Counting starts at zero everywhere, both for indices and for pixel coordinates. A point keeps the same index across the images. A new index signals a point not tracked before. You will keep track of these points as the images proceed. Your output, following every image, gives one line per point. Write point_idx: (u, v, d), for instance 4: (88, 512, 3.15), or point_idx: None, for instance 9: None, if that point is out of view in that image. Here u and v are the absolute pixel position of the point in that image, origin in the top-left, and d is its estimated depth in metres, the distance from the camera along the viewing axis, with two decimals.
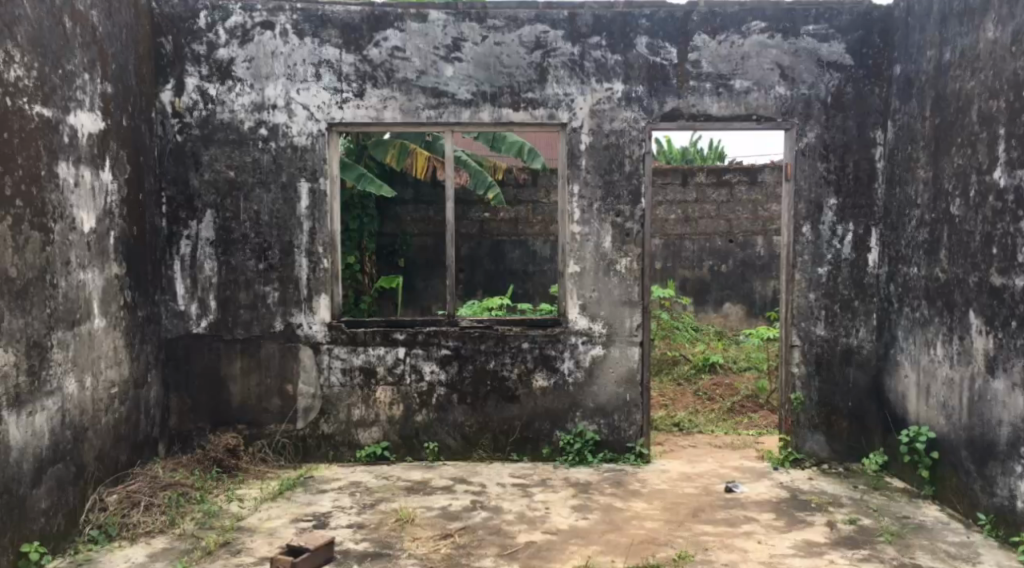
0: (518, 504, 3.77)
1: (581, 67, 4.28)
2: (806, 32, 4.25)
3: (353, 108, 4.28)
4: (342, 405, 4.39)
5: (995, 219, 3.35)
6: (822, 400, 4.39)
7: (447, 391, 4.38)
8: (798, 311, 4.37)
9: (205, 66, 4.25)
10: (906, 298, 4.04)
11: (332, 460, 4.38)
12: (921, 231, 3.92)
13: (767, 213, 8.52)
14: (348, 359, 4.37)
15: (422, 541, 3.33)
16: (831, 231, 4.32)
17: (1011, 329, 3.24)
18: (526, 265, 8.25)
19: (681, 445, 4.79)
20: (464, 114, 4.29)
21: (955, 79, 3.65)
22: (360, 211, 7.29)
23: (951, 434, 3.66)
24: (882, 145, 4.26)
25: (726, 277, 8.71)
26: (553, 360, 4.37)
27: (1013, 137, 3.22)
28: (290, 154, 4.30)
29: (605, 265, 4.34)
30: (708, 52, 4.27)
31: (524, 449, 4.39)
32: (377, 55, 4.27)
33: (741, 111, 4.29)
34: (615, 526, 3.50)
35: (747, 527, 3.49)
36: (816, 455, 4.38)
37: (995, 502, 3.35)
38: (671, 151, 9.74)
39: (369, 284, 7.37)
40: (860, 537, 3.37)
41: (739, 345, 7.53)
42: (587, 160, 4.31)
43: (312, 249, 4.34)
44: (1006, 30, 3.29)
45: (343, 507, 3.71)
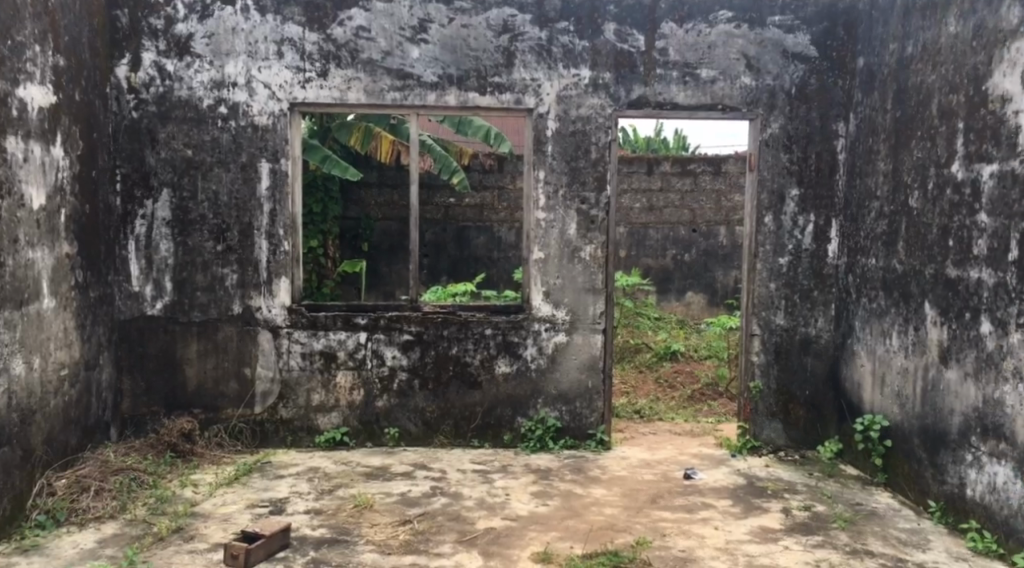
0: (478, 490, 3.76)
1: (549, 52, 4.24)
2: (772, 22, 4.26)
3: (316, 88, 4.20)
4: (301, 390, 4.33)
5: (952, 212, 3.43)
6: (780, 387, 4.43)
7: (408, 377, 4.34)
8: (758, 300, 4.40)
9: (163, 41, 4.13)
10: (863, 288, 4.11)
11: (291, 445, 4.32)
12: (880, 223, 3.97)
13: (731, 203, 8.55)
14: (309, 344, 4.30)
15: (380, 527, 3.30)
16: (792, 222, 4.35)
17: (966, 321, 3.34)
18: (491, 252, 8.21)
19: (642, 431, 4.82)
20: (430, 96, 4.23)
21: (916, 73, 3.70)
22: (323, 194, 7.10)
23: (904, 423, 3.75)
24: (844, 137, 4.30)
25: (689, 266, 8.77)
26: (516, 346, 4.35)
27: (972, 132, 3.31)
28: (250, 133, 4.21)
29: (570, 252, 4.33)
30: (675, 40, 4.26)
31: (485, 435, 4.37)
32: (341, 34, 4.19)
33: (706, 100, 4.29)
34: (576, 513, 3.51)
35: (705, 513, 3.53)
36: (773, 443, 4.43)
37: (945, 490, 3.44)
38: (638, 141, 9.74)
39: (332, 267, 7.18)
40: (814, 523, 3.43)
41: (700, 333, 7.59)
42: (553, 146, 4.28)
43: (272, 231, 4.25)
44: (968, 24, 3.37)
45: (301, 493, 3.67)
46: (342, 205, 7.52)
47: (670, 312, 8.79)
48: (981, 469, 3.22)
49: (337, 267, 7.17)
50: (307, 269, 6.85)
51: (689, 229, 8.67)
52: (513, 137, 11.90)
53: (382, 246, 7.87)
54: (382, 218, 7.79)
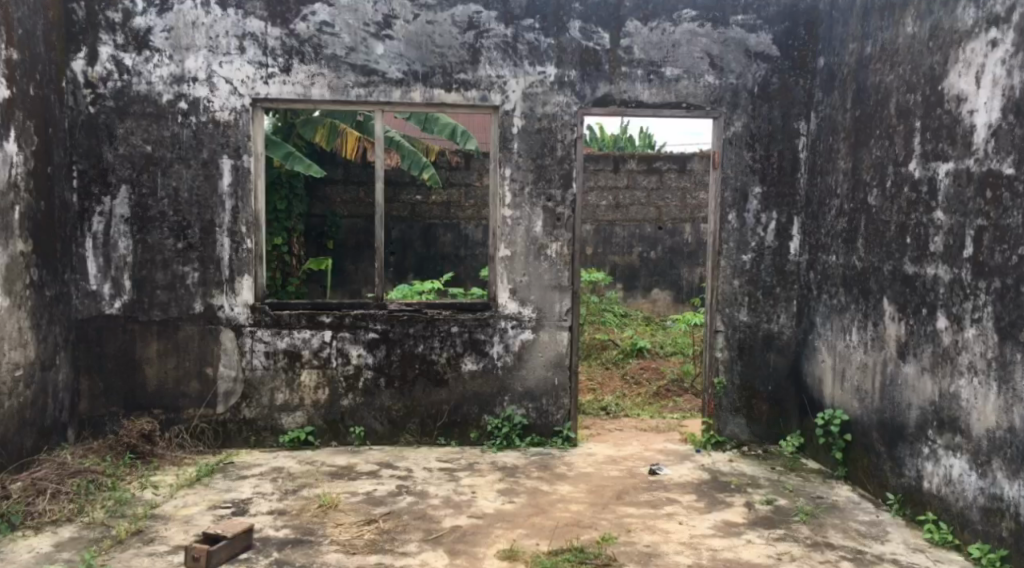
0: (444, 488, 3.75)
1: (515, 49, 4.24)
2: (735, 22, 4.30)
3: (278, 84, 4.15)
4: (265, 389, 4.27)
5: (909, 210, 3.50)
6: (744, 383, 4.48)
7: (374, 375, 4.31)
8: (721, 297, 4.44)
9: (120, 35, 4.04)
10: (824, 285, 4.17)
11: (254, 445, 4.27)
12: (840, 221, 4.03)
13: (696, 201, 8.63)
14: (272, 342, 4.25)
15: (345, 527, 3.28)
16: (755, 220, 4.40)
17: (922, 316, 3.40)
18: (458, 249, 8.19)
19: (608, 428, 4.84)
20: (395, 93, 4.20)
21: (875, 72, 3.76)
22: (287, 191, 7.01)
23: (863, 417, 3.81)
24: (805, 135, 4.36)
25: (655, 263, 8.82)
26: (482, 344, 4.34)
27: (928, 131, 3.38)
28: (211, 129, 4.14)
29: (536, 249, 4.33)
30: (639, 38, 4.28)
31: (451, 433, 4.36)
32: (305, 29, 4.14)
33: (671, 98, 4.32)
34: (541, 509, 3.51)
35: (670, 509, 3.56)
36: (736, 438, 4.48)
37: (903, 482, 3.51)
38: (605, 139, 9.78)
39: (297, 265, 7.10)
40: (776, 517, 3.48)
41: (666, 330, 7.65)
42: (519, 143, 4.28)
43: (234, 229, 4.19)
44: (924, 25, 3.43)
45: (264, 493, 3.62)
46: (307, 203, 7.44)
47: (637, 309, 8.84)
48: (937, 461, 3.29)
49: (302, 265, 7.09)
50: (272, 266, 6.74)
51: (655, 226, 8.73)
52: (480, 135, 11.88)
53: (347, 244, 7.81)
54: (348, 216, 7.73)
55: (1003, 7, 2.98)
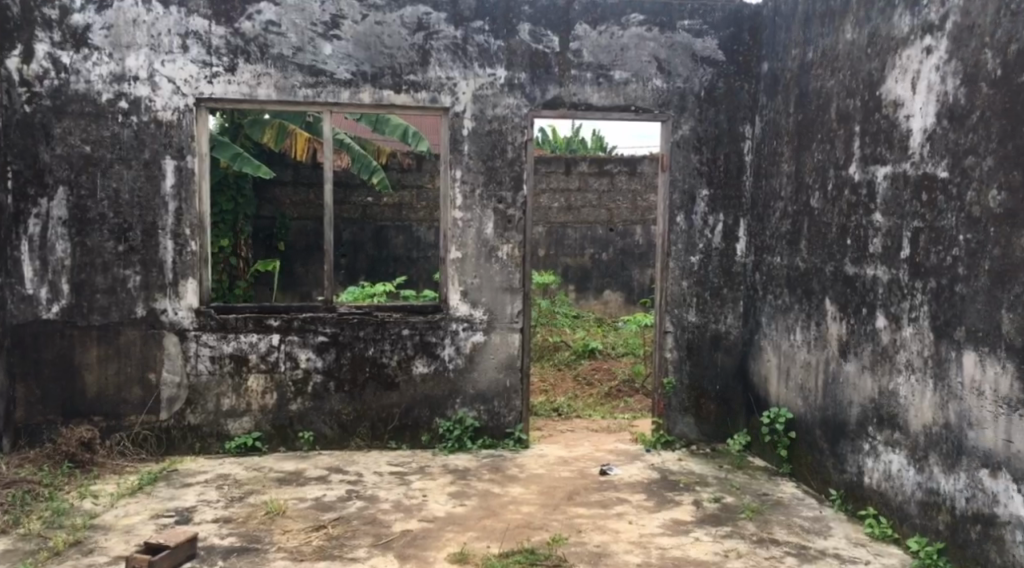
0: (394, 492, 3.72)
1: (464, 51, 4.23)
2: (682, 27, 4.36)
3: (223, 84, 4.08)
4: (210, 395, 4.19)
5: (849, 212, 3.58)
6: (692, 383, 4.54)
7: (324, 379, 4.26)
8: (670, 298, 4.49)
9: (58, 32, 3.93)
10: (770, 286, 4.25)
11: (199, 452, 4.18)
12: (784, 223, 4.11)
13: (646, 203, 8.72)
14: (218, 347, 4.17)
15: (293, 534, 3.23)
16: (702, 222, 4.46)
17: (862, 315, 3.49)
18: (410, 251, 8.15)
19: (560, 429, 4.86)
20: (344, 94, 4.15)
21: (816, 78, 3.85)
22: (235, 192, 6.86)
23: (807, 415, 3.90)
24: (750, 139, 4.44)
25: (606, 265, 8.89)
26: (434, 346, 4.32)
27: (867, 135, 3.46)
28: (153, 129, 4.05)
29: (487, 251, 4.33)
30: (588, 41, 4.31)
31: (402, 436, 4.33)
32: (250, 28, 4.07)
33: (620, 101, 4.36)
34: (492, 512, 3.51)
35: (620, 508, 3.59)
36: (686, 437, 4.53)
37: (845, 478, 3.59)
38: (558, 141, 9.85)
39: (244, 268, 6.98)
40: (723, 515, 3.53)
41: (617, 331, 7.71)
42: (470, 145, 4.27)
43: (178, 231, 4.11)
44: (863, 31, 3.52)
45: (209, 501, 3.55)
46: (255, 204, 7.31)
47: (589, 310, 8.89)
48: (877, 457, 3.38)
49: (250, 268, 6.97)
50: (218, 269, 6.63)
51: (607, 228, 8.80)
52: (431, 136, 11.86)
53: (297, 246, 7.71)
54: (298, 217, 7.63)
55: (937, 15, 3.07)
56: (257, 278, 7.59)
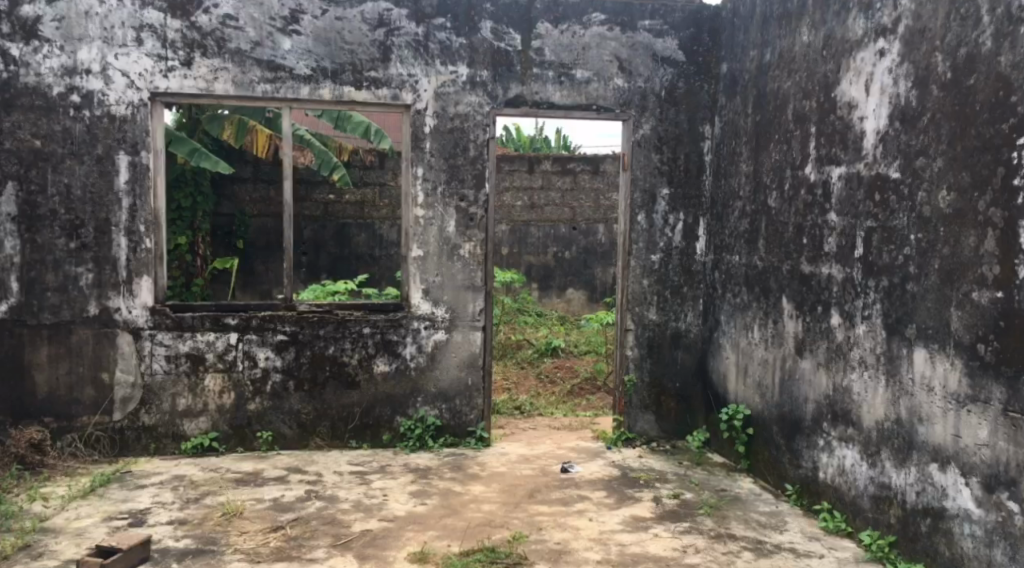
0: (354, 492, 3.69)
1: (426, 48, 4.21)
2: (643, 27, 4.39)
3: (179, 78, 4.01)
4: (165, 395, 4.12)
5: (805, 211, 3.64)
6: (653, 380, 4.58)
7: (283, 378, 4.21)
8: (631, 296, 4.52)
9: (6, 23, 3.82)
10: (728, 284, 4.30)
11: (154, 453, 4.11)
12: (742, 222, 4.16)
13: (609, 202, 8.77)
14: (174, 346, 4.10)
15: (250, 535, 3.19)
16: (663, 220, 4.50)
17: (818, 313, 3.55)
18: (373, 249, 8.10)
19: (522, 427, 4.87)
20: (303, 90, 4.11)
21: (774, 79, 3.90)
22: (191, 188, 6.76)
23: (764, 411, 3.95)
24: (710, 139, 4.49)
25: (569, 263, 8.92)
26: (395, 345, 4.29)
27: (823, 135, 3.52)
28: (106, 123, 3.96)
29: (449, 249, 4.32)
30: (550, 40, 4.32)
31: (363, 436, 4.30)
32: (207, 22, 4.01)
33: (582, 100, 4.37)
34: (453, 510, 3.50)
35: (580, 505, 3.60)
36: (646, 434, 4.57)
37: (801, 473, 3.65)
38: (521, 139, 9.87)
39: (201, 266, 6.88)
40: (682, 511, 3.56)
41: (579, 330, 7.75)
42: (432, 143, 4.25)
43: (132, 228, 4.03)
44: (819, 34, 3.58)
45: (164, 503, 3.49)
46: (213, 201, 7.20)
47: (551, 308, 8.91)
48: (832, 452, 3.44)
49: (207, 266, 6.87)
50: (173, 265, 6.49)
51: (570, 226, 8.84)
52: (393, 133, 11.79)
53: (258, 244, 7.61)
54: (257, 214, 7.53)
55: (889, 19, 3.13)
56: (215, 276, 7.47)
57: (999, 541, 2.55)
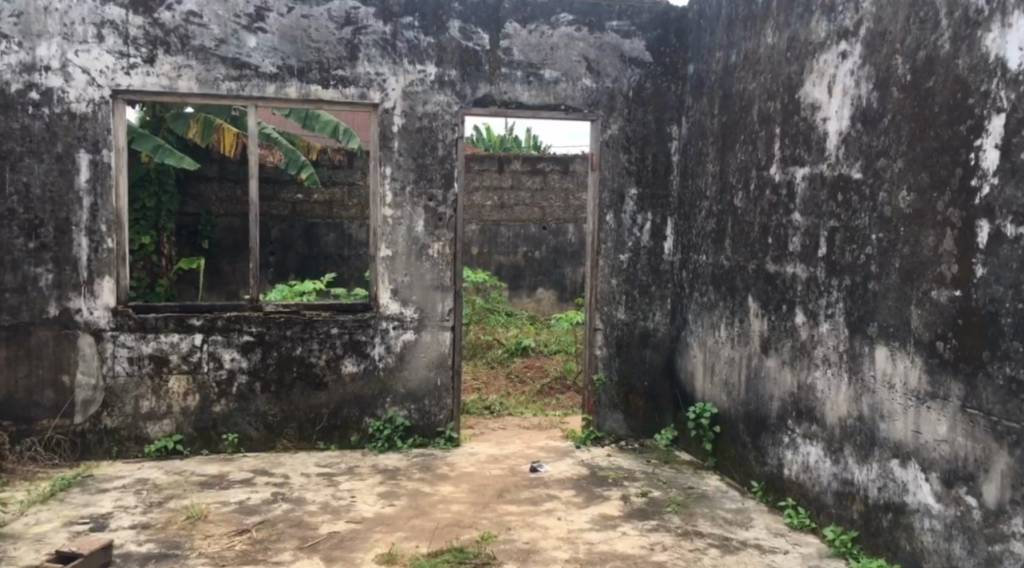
0: (322, 494, 3.66)
1: (393, 47, 4.19)
2: (611, 27, 4.41)
3: (142, 75, 3.95)
4: (128, 397, 4.06)
5: (770, 211, 3.68)
6: (621, 379, 4.60)
7: (249, 380, 4.16)
8: (600, 296, 4.54)
9: None
10: (695, 284, 4.33)
11: (117, 456, 4.04)
12: (709, 222, 4.20)
13: (578, 202, 8.80)
14: (137, 347, 4.04)
15: (215, 539, 3.15)
16: (631, 220, 4.53)
17: (783, 312, 3.59)
18: (341, 249, 8.05)
19: (491, 427, 4.86)
20: (269, 88, 4.07)
21: (740, 80, 3.94)
22: (156, 187, 6.67)
23: (730, 409, 3.99)
24: (677, 139, 4.53)
25: (539, 263, 8.94)
26: (363, 345, 4.27)
27: (787, 136, 3.56)
28: (66, 121, 3.89)
29: (418, 249, 4.30)
30: (518, 40, 4.32)
31: (331, 437, 4.27)
32: (170, 19, 3.95)
33: (550, 100, 4.38)
34: (422, 511, 3.49)
35: (549, 505, 3.61)
36: (615, 433, 4.60)
37: (766, 471, 3.70)
38: (491, 139, 9.87)
39: (167, 267, 6.79)
40: (650, 509, 3.58)
41: (549, 329, 7.78)
42: (400, 142, 4.23)
43: (93, 227, 3.96)
44: (783, 36, 3.62)
45: (127, 507, 3.43)
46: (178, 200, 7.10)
47: (521, 308, 8.93)
48: (796, 449, 3.48)
49: (173, 266, 6.78)
50: (137, 266, 6.42)
51: (540, 226, 8.85)
52: (361, 132, 11.72)
53: (224, 244, 7.52)
54: (222, 214, 7.44)
55: (851, 21, 3.18)
56: (180, 275, 7.37)
57: (958, 535, 2.60)
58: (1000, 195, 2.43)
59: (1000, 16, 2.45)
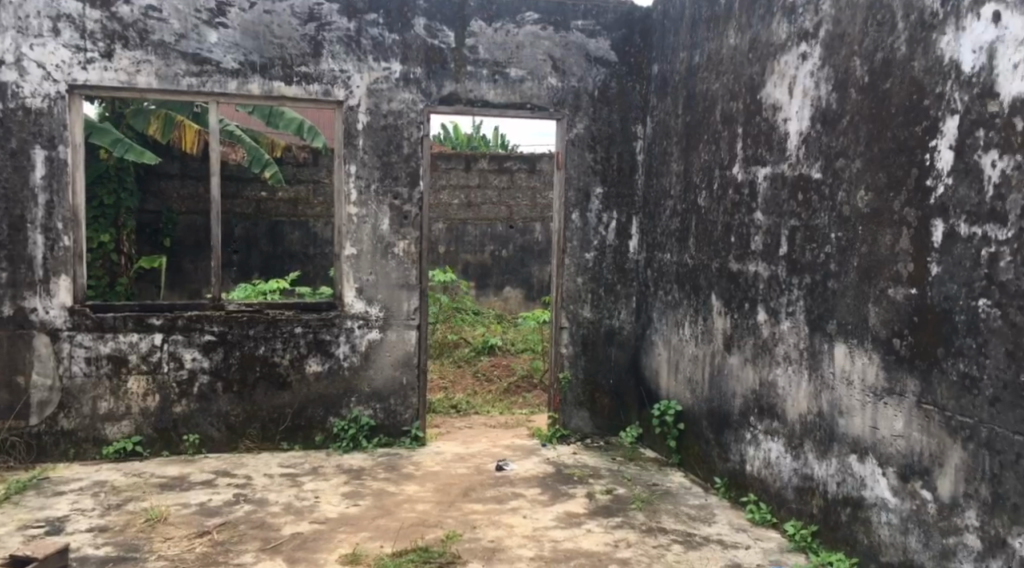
0: (285, 495, 3.62)
1: (358, 43, 4.16)
2: (576, 27, 4.43)
3: (99, 70, 3.87)
4: (86, 398, 3.98)
5: (733, 211, 3.72)
6: (587, 377, 4.62)
7: (210, 380, 4.11)
8: (566, 294, 4.55)
9: None
10: (660, 282, 4.37)
11: (74, 458, 3.97)
12: (674, 220, 4.23)
13: (545, 201, 8.83)
14: (94, 347, 3.97)
15: (174, 541, 3.10)
16: (596, 219, 4.55)
17: (745, 310, 3.63)
18: (306, 248, 7.98)
19: (458, 426, 4.86)
20: (231, 84, 4.01)
21: (703, 80, 3.97)
22: (116, 185, 6.56)
23: (694, 406, 4.03)
24: (642, 138, 4.56)
25: (506, 262, 8.96)
26: (328, 344, 4.23)
27: (749, 136, 3.60)
28: (21, 116, 3.80)
29: (383, 248, 4.28)
30: (484, 38, 4.32)
31: (295, 437, 4.23)
32: (128, 13, 3.89)
33: (515, 99, 4.38)
34: (387, 511, 3.47)
35: (515, 503, 3.61)
36: (581, 431, 4.62)
37: (729, 467, 3.74)
38: (458, 138, 9.86)
39: (127, 265, 6.67)
40: (614, 506, 3.60)
41: (516, 328, 7.80)
42: (365, 139, 4.20)
43: (49, 225, 3.87)
44: (745, 37, 3.66)
45: (84, 510, 3.37)
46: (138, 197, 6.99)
47: (488, 307, 8.94)
48: (758, 446, 3.52)
49: (133, 265, 6.67)
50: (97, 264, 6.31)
51: (507, 225, 8.86)
52: (327, 130, 11.63)
53: (186, 242, 7.41)
54: (184, 212, 7.35)
55: (811, 23, 3.22)
56: (140, 274, 7.23)
57: (913, 529, 2.65)
58: (954, 195, 2.48)
59: (955, 19, 2.51)
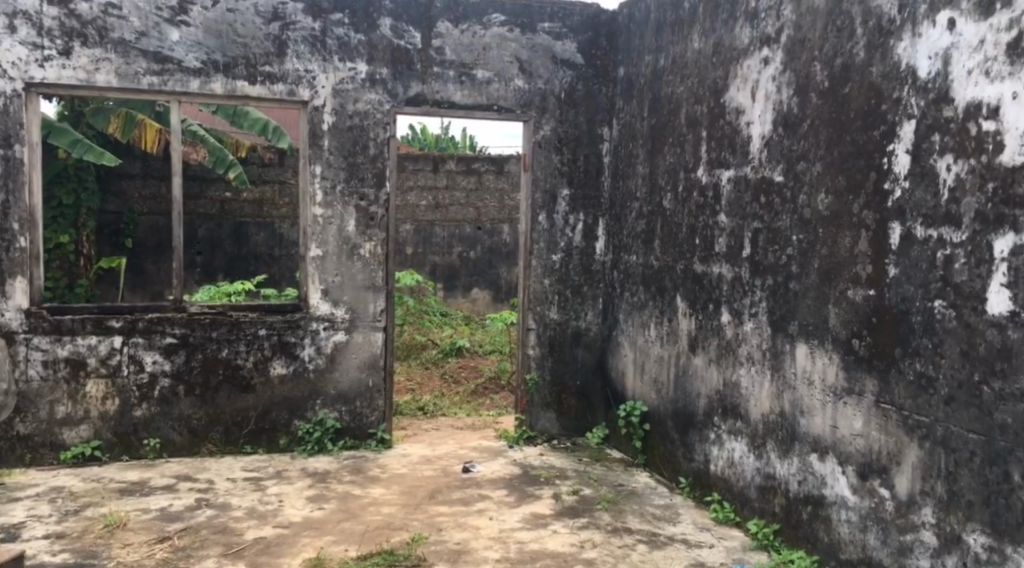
0: (249, 499, 3.58)
1: (323, 43, 4.13)
2: (542, 29, 4.44)
3: (57, 68, 3.79)
4: (43, 402, 3.90)
5: (697, 213, 3.76)
6: (554, 378, 4.63)
7: (172, 383, 4.05)
8: (533, 295, 4.56)
9: None
10: (626, 283, 4.39)
11: (30, 463, 3.88)
12: (639, 222, 4.26)
13: (513, 202, 8.84)
14: (51, 350, 3.89)
15: (134, 547, 3.04)
16: (563, 221, 4.57)
17: (709, 311, 3.67)
18: (272, 249, 7.91)
19: (424, 428, 4.84)
20: (193, 83, 3.96)
21: (668, 83, 4.01)
22: (76, 184, 6.44)
23: (659, 407, 4.06)
24: (608, 141, 4.59)
25: (474, 263, 8.96)
26: (292, 347, 4.19)
27: (713, 139, 3.64)
28: None
29: (349, 249, 4.25)
30: (450, 39, 4.31)
31: (259, 440, 4.18)
32: (87, 10, 3.82)
33: (482, 100, 4.38)
34: (352, 514, 3.45)
35: (481, 505, 3.61)
36: (548, 432, 4.63)
37: (693, 467, 3.77)
38: (427, 139, 9.84)
39: (87, 267, 6.55)
40: (580, 506, 3.62)
41: (484, 329, 7.80)
42: (330, 140, 4.17)
43: (4, 225, 3.79)
44: (708, 41, 3.69)
45: (40, 516, 3.29)
46: (99, 197, 6.87)
47: (456, 308, 8.93)
48: (722, 446, 3.56)
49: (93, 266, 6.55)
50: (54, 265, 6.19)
51: (475, 226, 8.86)
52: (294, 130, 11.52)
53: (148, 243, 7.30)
54: (147, 212, 7.23)
55: (773, 28, 3.26)
56: (100, 276, 7.11)
57: (872, 526, 2.69)
58: (911, 198, 2.53)
59: (911, 26, 2.56)
